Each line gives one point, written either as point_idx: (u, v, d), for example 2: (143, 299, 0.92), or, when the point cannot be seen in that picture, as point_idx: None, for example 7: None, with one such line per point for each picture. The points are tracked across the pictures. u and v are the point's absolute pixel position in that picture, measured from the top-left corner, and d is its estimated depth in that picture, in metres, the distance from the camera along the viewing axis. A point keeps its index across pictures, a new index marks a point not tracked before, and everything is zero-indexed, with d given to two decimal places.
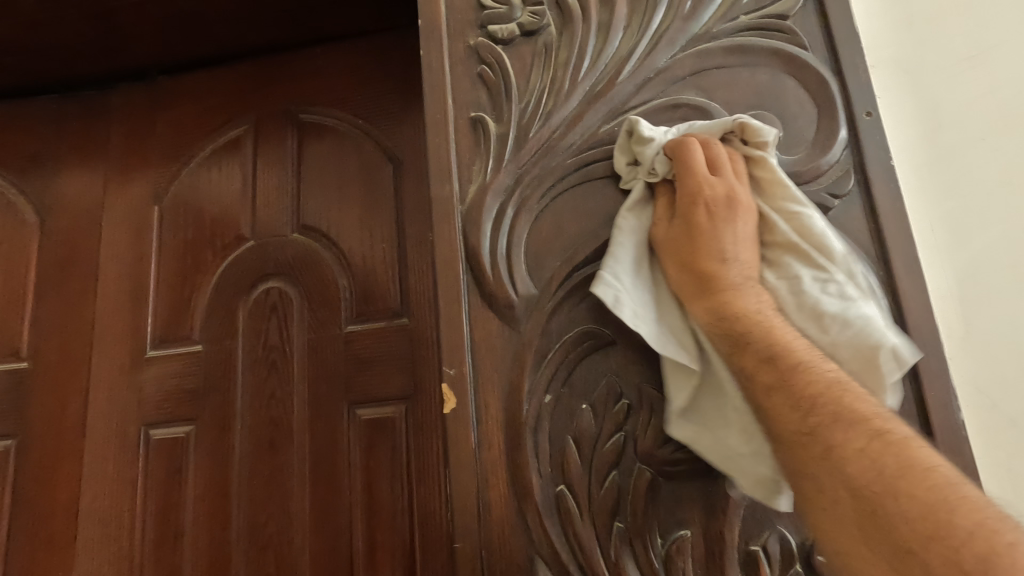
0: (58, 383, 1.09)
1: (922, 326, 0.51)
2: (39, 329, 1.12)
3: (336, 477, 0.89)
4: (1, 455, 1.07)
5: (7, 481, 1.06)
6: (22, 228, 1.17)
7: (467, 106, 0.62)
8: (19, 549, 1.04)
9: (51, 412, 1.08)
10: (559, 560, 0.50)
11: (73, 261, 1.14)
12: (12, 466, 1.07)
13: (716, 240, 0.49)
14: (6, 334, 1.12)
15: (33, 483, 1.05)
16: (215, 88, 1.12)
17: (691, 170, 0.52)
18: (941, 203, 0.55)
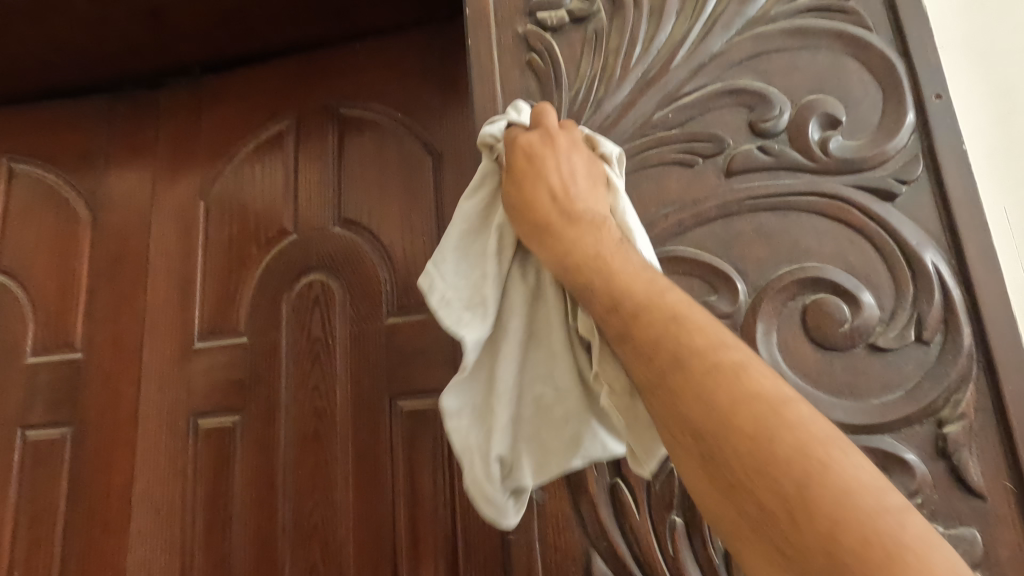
0: (111, 373, 1.12)
1: (997, 318, 0.48)
2: (94, 320, 1.16)
3: (379, 468, 0.90)
4: (59, 441, 1.12)
5: (65, 466, 1.11)
6: (77, 223, 1.21)
7: (516, 94, 0.61)
8: (76, 531, 1.08)
9: (106, 400, 1.12)
10: (616, 553, 0.50)
11: (125, 255, 1.17)
12: (70, 452, 1.11)
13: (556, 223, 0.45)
14: (62, 325, 1.17)
15: (90, 469, 1.09)
16: (259, 85, 1.14)
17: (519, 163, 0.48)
18: (1017, 191, 0.53)
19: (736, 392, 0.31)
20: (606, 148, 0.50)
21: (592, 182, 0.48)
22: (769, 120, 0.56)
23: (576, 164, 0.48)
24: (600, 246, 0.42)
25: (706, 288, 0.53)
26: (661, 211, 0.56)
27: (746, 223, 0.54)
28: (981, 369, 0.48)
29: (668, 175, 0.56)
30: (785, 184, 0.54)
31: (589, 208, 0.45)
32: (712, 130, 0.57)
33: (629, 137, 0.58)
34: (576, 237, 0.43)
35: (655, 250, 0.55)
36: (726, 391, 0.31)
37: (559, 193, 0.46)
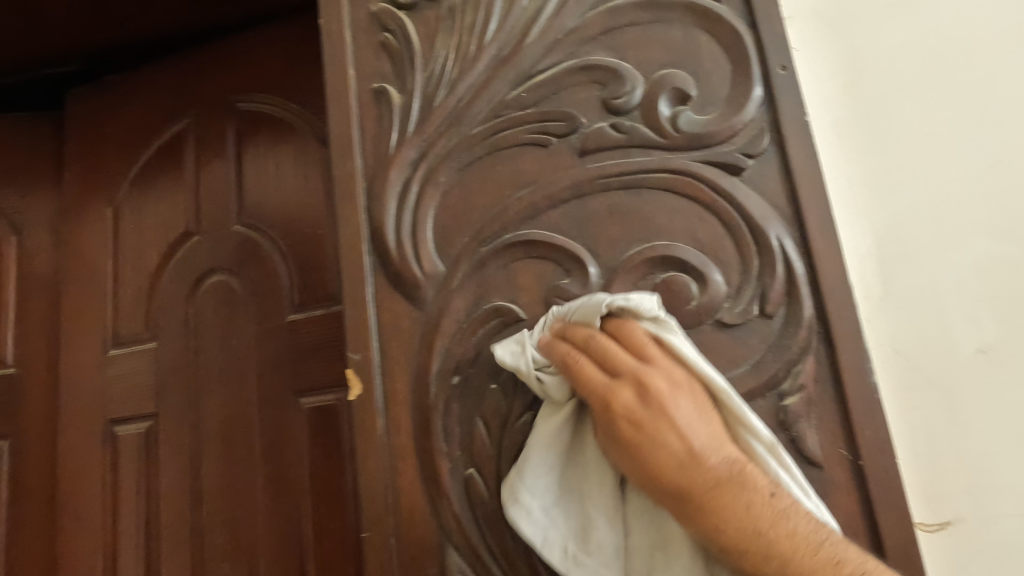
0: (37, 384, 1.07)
1: (835, 289, 0.49)
2: (23, 333, 1.09)
3: (287, 472, 0.87)
4: None
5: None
6: None
7: (370, 76, 0.59)
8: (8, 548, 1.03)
9: (41, 412, 1.06)
10: (471, 544, 0.49)
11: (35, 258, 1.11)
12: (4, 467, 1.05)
13: (654, 447, 0.42)
14: None
15: (22, 486, 1.04)
16: (152, 73, 1.07)
17: (583, 380, 0.46)
18: (860, 159, 0.53)
19: (777, 536, 0.39)
20: (648, 308, 0.45)
21: (690, 401, 0.44)
22: (621, 97, 0.54)
23: (686, 408, 0.43)
24: (685, 463, 0.41)
25: (560, 272, 0.52)
26: (516, 194, 0.54)
27: (599, 202, 0.53)
28: (820, 340, 0.49)
29: (523, 156, 0.55)
30: (637, 161, 0.53)
31: (675, 408, 0.43)
32: (565, 109, 0.55)
33: (483, 118, 0.56)
34: (665, 439, 0.42)
35: (509, 234, 0.53)
36: (773, 540, 0.39)
37: (635, 438, 0.43)
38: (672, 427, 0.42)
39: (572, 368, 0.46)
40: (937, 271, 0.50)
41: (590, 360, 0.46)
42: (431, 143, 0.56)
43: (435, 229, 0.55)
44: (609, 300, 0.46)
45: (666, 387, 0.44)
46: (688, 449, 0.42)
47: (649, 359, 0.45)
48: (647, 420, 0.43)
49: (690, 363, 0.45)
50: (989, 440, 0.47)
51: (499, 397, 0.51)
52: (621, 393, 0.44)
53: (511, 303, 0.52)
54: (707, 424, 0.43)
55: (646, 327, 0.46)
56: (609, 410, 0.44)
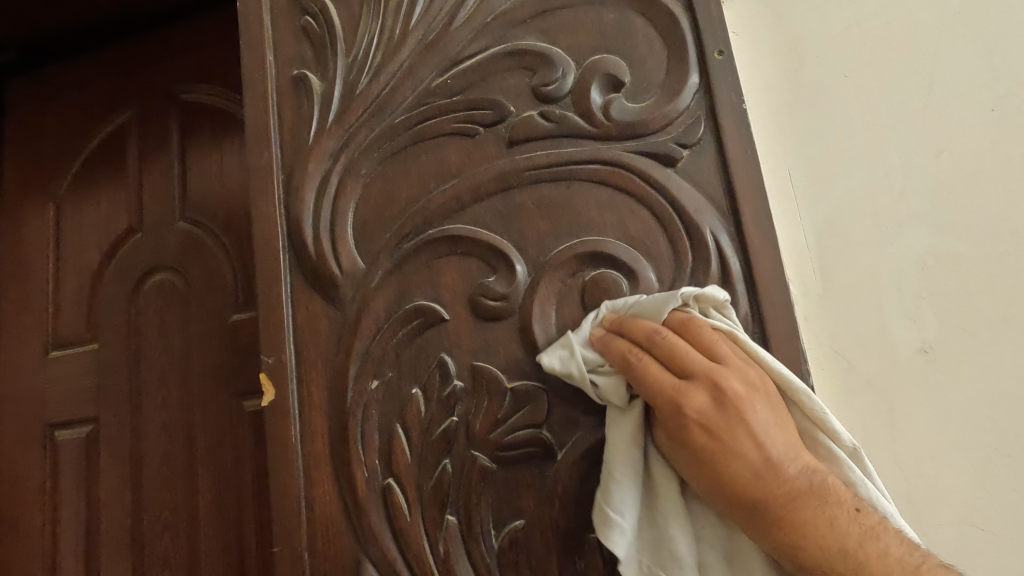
0: None
1: (771, 285, 0.46)
2: None
3: (230, 478, 0.84)
4: None
5: None
6: None
7: (291, 63, 0.56)
8: None
9: None
10: (388, 559, 0.46)
11: None
12: None
13: (739, 454, 0.38)
14: None
15: None
16: (93, 63, 1.03)
17: (653, 381, 0.41)
18: (800, 150, 0.50)
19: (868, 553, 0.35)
20: (722, 296, 0.43)
21: (771, 407, 0.40)
22: (551, 83, 0.51)
23: (764, 415, 0.39)
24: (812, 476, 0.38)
25: (485, 269, 0.49)
26: (440, 186, 0.51)
27: (527, 195, 0.50)
28: (756, 340, 0.46)
29: (449, 146, 0.52)
30: (567, 151, 0.50)
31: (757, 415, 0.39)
32: (493, 96, 0.52)
33: (407, 107, 0.53)
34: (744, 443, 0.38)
35: (432, 229, 0.50)
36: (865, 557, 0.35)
37: (758, 461, 0.38)
38: (749, 434, 0.38)
39: (646, 375, 0.41)
40: (877, 266, 0.47)
41: (654, 358, 0.42)
42: (352, 133, 0.53)
43: (356, 224, 0.52)
44: (682, 291, 0.43)
45: (742, 390, 0.40)
46: (766, 458, 0.38)
47: (725, 358, 0.41)
48: (724, 427, 0.39)
49: (763, 361, 0.41)
50: (930, 445, 0.45)
51: (420, 403, 0.48)
52: (698, 397, 0.40)
53: (434, 303, 0.49)
54: (785, 426, 0.39)
55: (714, 322, 0.42)
56: (680, 414, 0.39)
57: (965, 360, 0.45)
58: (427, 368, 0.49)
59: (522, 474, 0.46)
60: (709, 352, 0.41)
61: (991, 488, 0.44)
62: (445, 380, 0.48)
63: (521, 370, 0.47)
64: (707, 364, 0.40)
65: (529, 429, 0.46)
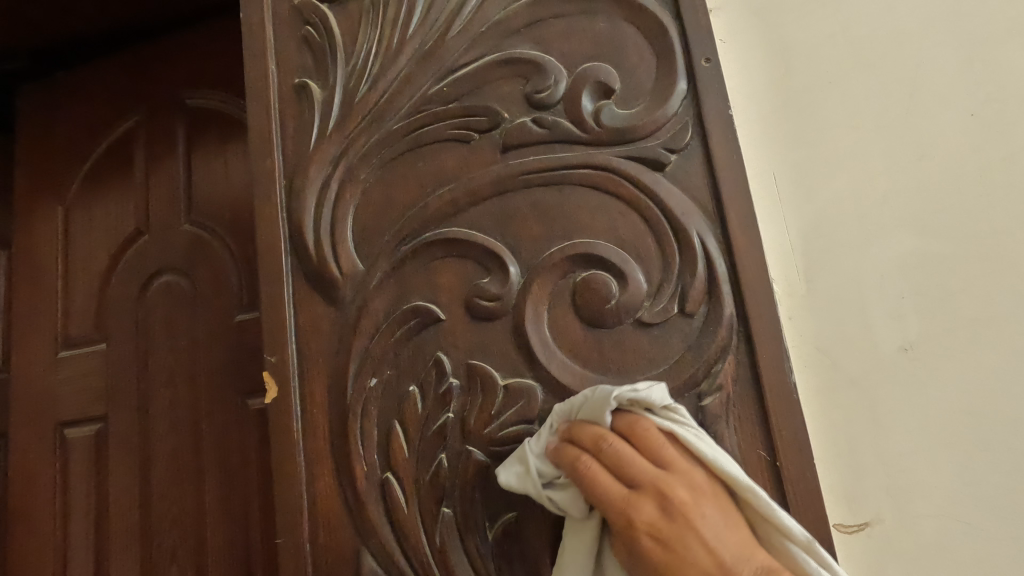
0: None
1: (756, 286, 0.48)
2: None
3: (235, 475, 0.86)
4: None
5: None
6: None
7: (293, 71, 0.58)
8: None
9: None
10: (386, 550, 0.48)
11: None
12: None
13: (683, 567, 0.38)
14: None
15: None
16: (101, 69, 1.05)
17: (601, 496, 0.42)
18: (786, 154, 0.52)
19: None
20: (661, 399, 0.43)
21: (718, 514, 0.40)
22: (544, 91, 0.53)
23: (714, 521, 0.40)
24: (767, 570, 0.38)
25: (480, 271, 0.51)
26: (437, 191, 0.53)
27: (521, 199, 0.52)
28: (742, 338, 0.47)
29: (445, 152, 0.54)
30: (560, 157, 0.52)
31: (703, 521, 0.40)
32: (488, 104, 0.54)
33: (405, 114, 0.55)
34: (693, 556, 0.39)
35: (429, 232, 0.52)
36: None
37: (709, 567, 0.38)
38: (699, 542, 0.39)
39: (593, 485, 0.42)
40: (860, 267, 0.49)
41: (603, 465, 0.42)
42: (352, 140, 0.55)
43: (356, 228, 0.54)
44: (615, 391, 0.43)
45: (688, 496, 0.40)
46: (718, 565, 0.38)
47: (674, 466, 0.42)
48: (671, 535, 0.39)
49: (709, 461, 0.41)
50: (911, 440, 0.46)
51: (418, 400, 0.50)
52: (646, 511, 0.40)
53: (431, 304, 0.51)
54: (734, 528, 0.40)
55: (660, 422, 0.43)
56: (630, 528, 0.40)
57: (944, 358, 0.47)
58: (425, 367, 0.50)
59: None
60: (652, 455, 0.42)
61: (969, 482, 0.45)
62: (442, 378, 0.50)
63: (515, 368, 0.49)
64: (651, 469, 0.41)
65: (522, 425, 0.48)
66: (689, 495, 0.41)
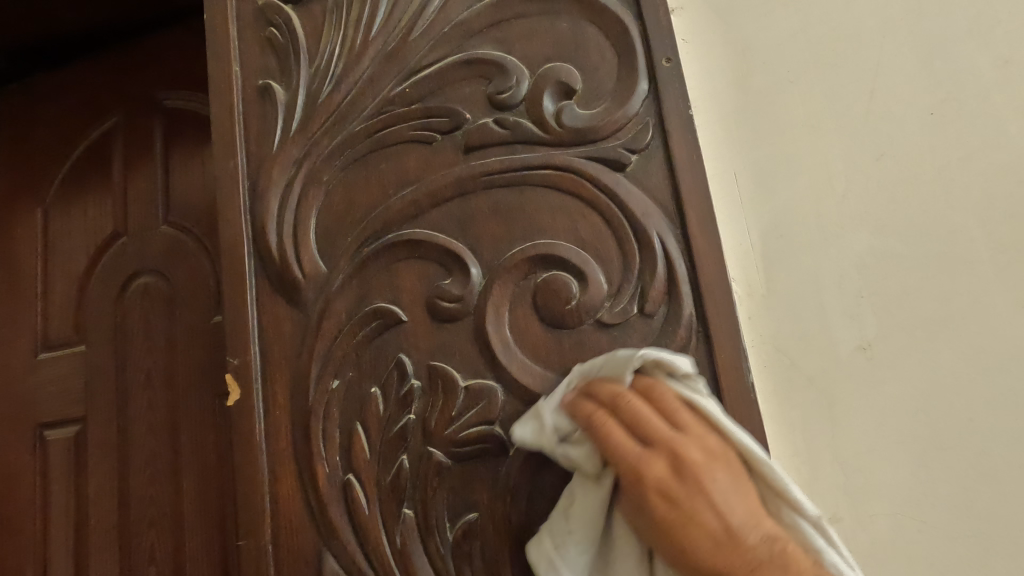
0: None
1: (714, 286, 0.48)
2: None
3: (212, 476, 0.86)
4: None
5: None
6: None
7: (257, 73, 0.57)
8: None
9: None
10: (347, 551, 0.48)
11: None
12: None
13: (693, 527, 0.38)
14: None
15: None
16: (77, 70, 1.04)
17: (610, 442, 0.42)
18: (747, 154, 0.52)
19: None
20: (685, 367, 0.43)
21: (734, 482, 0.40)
22: (505, 91, 0.53)
23: (727, 488, 0.39)
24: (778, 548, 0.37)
25: (442, 272, 0.51)
26: (399, 192, 0.53)
27: (482, 201, 0.52)
28: (700, 338, 0.48)
29: (408, 153, 0.54)
30: (521, 158, 0.52)
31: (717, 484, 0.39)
32: (450, 104, 0.54)
33: (368, 115, 0.54)
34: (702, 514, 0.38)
35: (391, 234, 0.52)
36: None
37: (720, 534, 0.38)
38: (710, 505, 0.39)
39: (608, 441, 0.42)
40: (819, 266, 0.49)
41: (619, 422, 0.42)
42: (315, 141, 0.54)
43: (318, 230, 0.54)
44: (641, 352, 0.43)
45: (702, 459, 0.40)
46: (723, 528, 0.38)
47: (689, 429, 0.41)
48: (681, 496, 0.39)
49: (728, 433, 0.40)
50: (867, 439, 0.46)
51: (379, 401, 0.50)
52: (658, 468, 0.40)
53: (393, 305, 0.51)
54: (746, 498, 0.39)
55: (679, 388, 0.43)
56: (637, 482, 0.40)
57: (901, 356, 0.47)
58: (386, 368, 0.50)
59: (476, 469, 0.48)
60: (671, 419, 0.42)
61: (924, 481, 0.45)
62: (403, 379, 0.50)
63: (476, 369, 0.49)
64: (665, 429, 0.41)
65: (482, 426, 0.48)
66: (702, 457, 0.40)
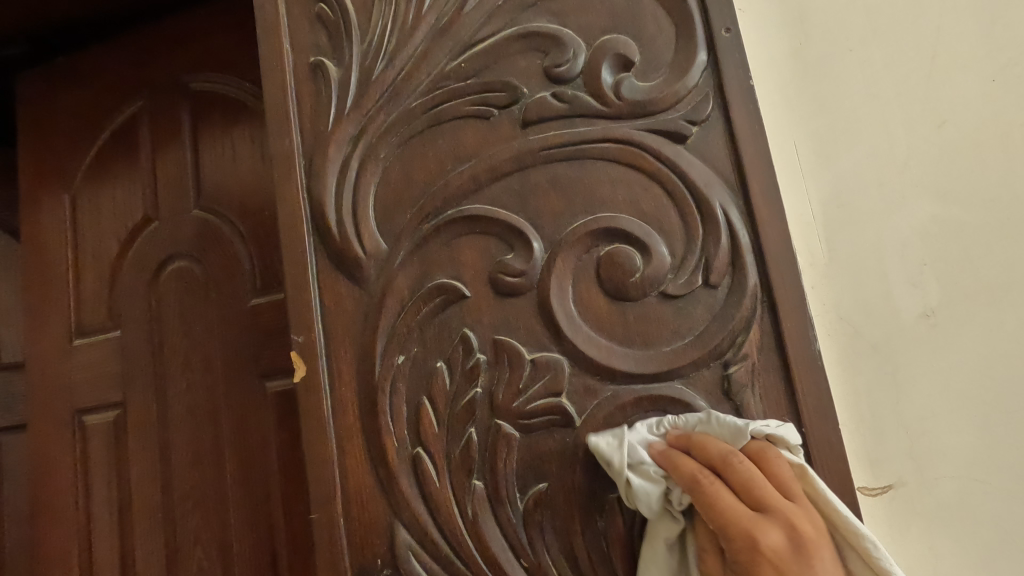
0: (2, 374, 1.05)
1: (780, 255, 0.48)
2: None
3: (255, 456, 0.87)
4: None
5: None
6: None
7: (307, 50, 0.57)
8: None
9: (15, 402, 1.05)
10: (419, 521, 0.49)
11: None
12: None
13: None
14: None
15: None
16: (100, 53, 1.03)
17: None
18: (806, 124, 0.52)
19: None
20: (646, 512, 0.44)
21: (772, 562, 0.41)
22: (562, 64, 0.53)
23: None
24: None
25: (503, 247, 0.51)
26: (457, 168, 0.53)
27: (542, 174, 0.52)
28: (765, 308, 0.48)
29: (465, 128, 0.53)
30: (580, 131, 0.51)
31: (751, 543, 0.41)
32: (506, 78, 0.53)
33: (423, 91, 0.54)
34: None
35: (451, 209, 0.52)
36: None
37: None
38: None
39: None
40: (880, 235, 0.49)
41: None
42: (370, 118, 0.54)
43: (377, 207, 0.54)
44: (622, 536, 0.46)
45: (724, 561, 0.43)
46: None
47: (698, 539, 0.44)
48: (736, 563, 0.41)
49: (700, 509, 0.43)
50: (932, 405, 0.47)
51: (445, 375, 0.51)
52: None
53: (455, 281, 0.51)
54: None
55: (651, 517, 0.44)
56: None
57: (963, 322, 0.47)
58: (451, 343, 0.51)
59: (544, 440, 0.49)
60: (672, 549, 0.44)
61: (989, 445, 0.46)
62: (468, 354, 0.50)
63: (541, 343, 0.50)
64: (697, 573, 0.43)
65: (550, 398, 0.49)
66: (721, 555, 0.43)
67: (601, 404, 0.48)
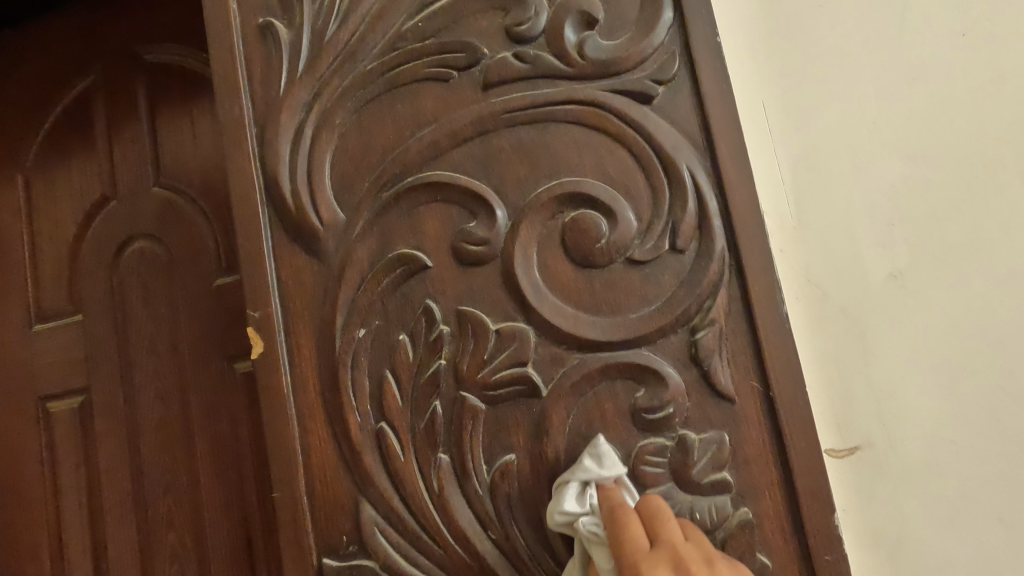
0: None
1: (747, 218, 0.47)
2: None
3: (226, 438, 0.85)
4: None
5: None
6: None
7: (256, 10, 0.54)
8: None
9: None
10: (384, 497, 0.48)
11: None
12: None
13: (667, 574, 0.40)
14: None
15: None
16: (46, 24, 0.98)
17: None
18: (775, 84, 0.51)
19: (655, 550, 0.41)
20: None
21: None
22: (524, 23, 0.50)
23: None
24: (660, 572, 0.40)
25: (466, 215, 0.50)
26: (417, 133, 0.51)
27: (504, 139, 0.50)
28: (733, 272, 0.47)
29: (424, 92, 0.51)
30: (543, 93, 0.50)
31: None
32: (466, 39, 0.51)
33: (378, 54, 0.52)
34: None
35: (411, 177, 0.50)
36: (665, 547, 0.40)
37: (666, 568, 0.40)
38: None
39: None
40: (849, 196, 0.49)
41: None
42: (323, 82, 0.52)
43: (334, 176, 0.52)
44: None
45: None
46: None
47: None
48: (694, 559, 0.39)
49: None
50: (899, 366, 0.47)
51: (408, 348, 0.49)
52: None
53: (416, 252, 0.50)
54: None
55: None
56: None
57: (931, 283, 0.47)
58: (414, 315, 0.49)
59: (510, 410, 0.48)
60: None
61: (954, 404, 0.46)
62: (432, 326, 0.49)
63: (506, 313, 0.48)
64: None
65: (515, 368, 0.48)
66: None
67: (568, 373, 0.47)
